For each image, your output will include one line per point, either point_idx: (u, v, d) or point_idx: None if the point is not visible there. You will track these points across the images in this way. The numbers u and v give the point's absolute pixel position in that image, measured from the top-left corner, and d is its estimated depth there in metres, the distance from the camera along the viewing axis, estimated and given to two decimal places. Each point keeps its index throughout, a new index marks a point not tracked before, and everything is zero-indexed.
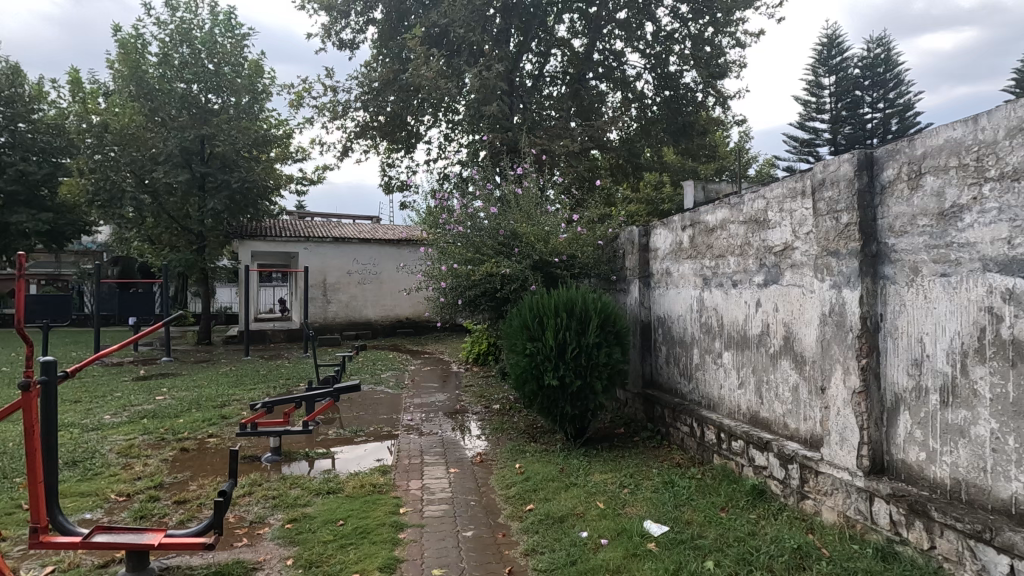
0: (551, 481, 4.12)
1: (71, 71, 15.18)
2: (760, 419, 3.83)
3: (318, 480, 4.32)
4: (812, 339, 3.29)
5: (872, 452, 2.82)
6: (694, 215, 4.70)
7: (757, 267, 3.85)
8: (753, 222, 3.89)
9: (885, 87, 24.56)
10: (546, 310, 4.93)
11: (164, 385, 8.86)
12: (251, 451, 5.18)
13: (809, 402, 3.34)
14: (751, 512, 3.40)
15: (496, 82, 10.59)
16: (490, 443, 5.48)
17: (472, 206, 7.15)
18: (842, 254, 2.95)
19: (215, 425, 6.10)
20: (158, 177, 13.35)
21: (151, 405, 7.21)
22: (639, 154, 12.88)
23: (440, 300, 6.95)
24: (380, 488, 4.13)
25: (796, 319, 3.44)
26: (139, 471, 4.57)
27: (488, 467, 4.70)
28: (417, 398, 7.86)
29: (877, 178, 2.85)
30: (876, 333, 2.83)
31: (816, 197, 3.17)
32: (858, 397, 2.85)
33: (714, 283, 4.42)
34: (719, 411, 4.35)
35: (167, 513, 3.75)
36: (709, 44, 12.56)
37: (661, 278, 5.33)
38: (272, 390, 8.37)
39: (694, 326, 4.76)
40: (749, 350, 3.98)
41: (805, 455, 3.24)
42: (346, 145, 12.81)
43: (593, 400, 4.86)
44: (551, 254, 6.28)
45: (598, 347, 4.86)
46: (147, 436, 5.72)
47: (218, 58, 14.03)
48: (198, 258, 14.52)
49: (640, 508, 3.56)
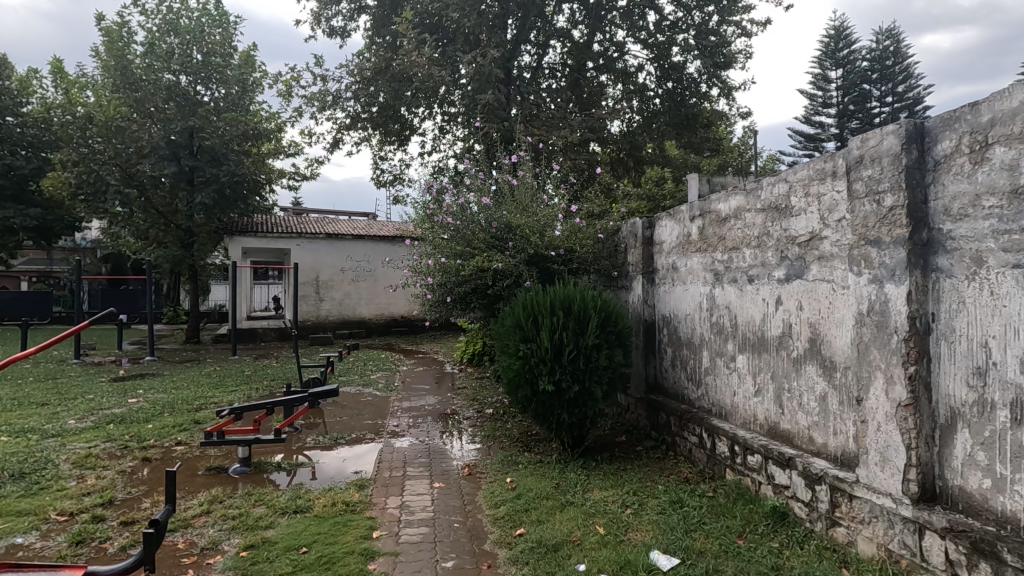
0: (546, 499, 3.70)
1: (55, 61, 14.73)
2: (781, 431, 3.40)
3: (286, 496, 3.89)
4: (845, 342, 2.87)
5: (922, 476, 2.39)
6: (704, 204, 4.26)
7: (778, 260, 3.42)
8: (773, 209, 3.45)
9: (893, 81, 24.29)
10: (541, 308, 4.50)
11: (141, 387, 8.40)
12: (217, 462, 4.72)
13: (841, 415, 2.91)
14: (774, 539, 2.98)
15: (492, 70, 10.13)
16: (481, 452, 5.05)
17: (465, 197, 6.73)
18: (885, 243, 2.51)
19: (185, 431, 5.66)
20: (144, 170, 12.93)
21: (121, 409, 6.76)
22: (641, 147, 12.44)
23: (428, 297, 6.53)
24: (354, 506, 3.69)
25: (824, 318, 3.02)
26: (91, 484, 4.14)
27: (476, 480, 4.27)
28: (407, 401, 7.42)
29: (929, 153, 2.42)
30: (927, 336, 2.41)
31: (850, 178, 2.74)
32: (905, 411, 2.42)
33: (727, 279, 3.99)
34: (732, 422, 3.92)
35: (109, 536, 3.32)
36: (715, 33, 12.11)
37: (667, 274, 4.89)
38: (255, 392, 7.92)
39: (703, 326, 4.33)
40: (768, 354, 3.55)
41: (837, 476, 2.81)
42: (337, 137, 12.39)
43: (591, 407, 4.44)
44: (546, 248, 5.85)
45: (598, 349, 4.43)
46: (108, 444, 5.27)
47: (206, 48, 13.62)
48: (186, 254, 14.08)
49: (644, 534, 3.14)
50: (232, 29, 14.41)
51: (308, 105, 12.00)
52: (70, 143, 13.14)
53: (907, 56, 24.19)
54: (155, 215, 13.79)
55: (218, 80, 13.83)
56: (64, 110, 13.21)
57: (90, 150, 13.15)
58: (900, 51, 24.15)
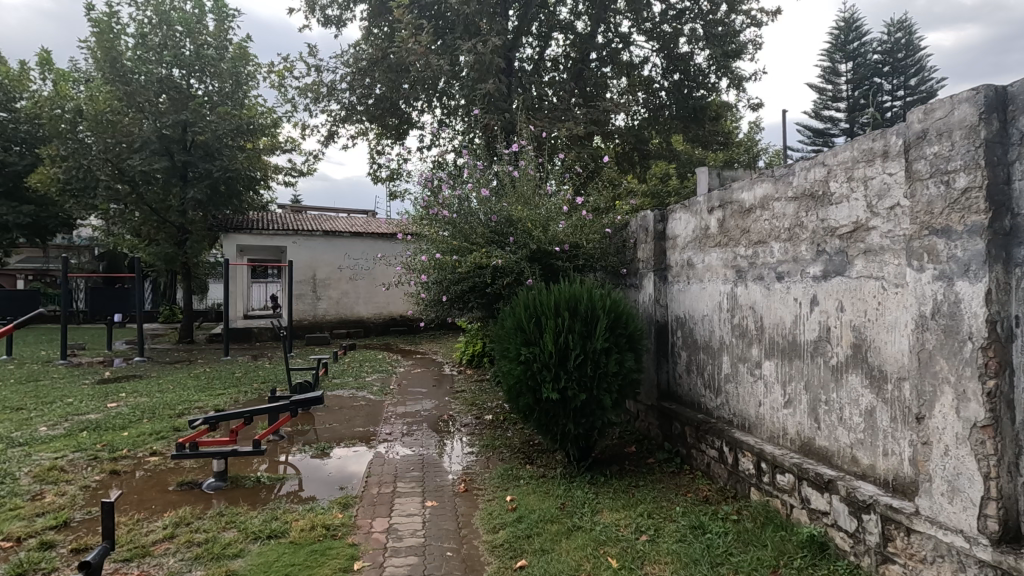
0: (551, 523, 3.30)
1: (44, 52, 14.32)
2: (816, 449, 3.01)
3: (261, 517, 3.49)
4: (900, 349, 2.47)
5: (1004, 512, 2.00)
6: (725, 193, 3.86)
7: (813, 256, 3.01)
8: (807, 197, 3.05)
9: (905, 74, 23.90)
10: (544, 308, 4.09)
11: (124, 389, 8.03)
12: (190, 476, 4.32)
13: (893, 433, 2.51)
14: (815, 575, 2.59)
15: (493, 59, 9.72)
16: (480, 464, 4.66)
17: (463, 190, 6.32)
18: (956, 233, 2.12)
19: (161, 440, 5.26)
20: (134, 164, 12.55)
21: (98, 414, 6.38)
22: (647, 141, 12.02)
23: (424, 296, 6.13)
24: (334, 531, 3.29)
25: (872, 322, 2.62)
26: (46, 503, 3.75)
27: (473, 497, 3.88)
28: (402, 406, 7.03)
29: (1014, 124, 2.03)
30: (1009, 344, 2.01)
31: (908, 156, 2.35)
32: (983, 433, 2.03)
33: (751, 277, 3.59)
34: (758, 435, 3.52)
35: (54, 568, 2.92)
36: (722, 24, 11.70)
37: (681, 271, 4.48)
38: (243, 396, 7.52)
39: (722, 328, 3.93)
40: (801, 361, 3.14)
41: (890, 506, 2.42)
42: (332, 130, 11.98)
43: (600, 417, 4.04)
44: (550, 244, 5.45)
45: (607, 353, 4.02)
46: (77, 454, 4.88)
47: (198, 40, 13.23)
48: (179, 252, 13.70)
49: (663, 570, 2.75)
50: (226, 21, 13.98)
51: (301, 97, 11.59)
52: (60, 137, 12.76)
53: (918, 49, 23.79)
54: (147, 211, 13.43)
55: (212, 73, 13.40)
56: (53, 103, 12.82)
57: (80, 145, 12.78)
58: (911, 43, 23.78)
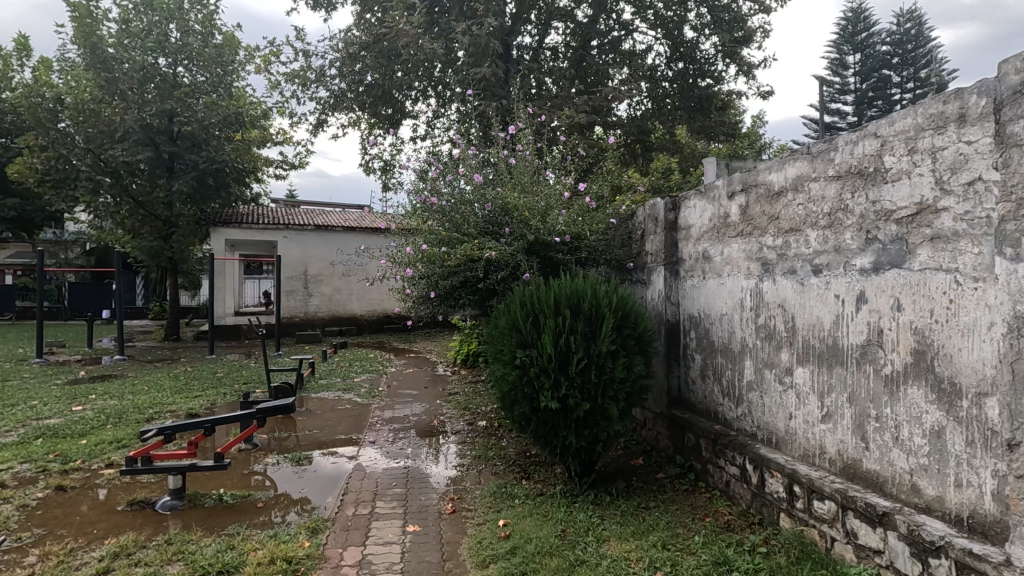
0: (549, 556, 2.83)
1: (23, 39, 13.72)
2: (864, 473, 2.54)
3: (214, 547, 3.02)
4: (980, 357, 2.02)
5: None
6: (748, 175, 3.39)
7: (861, 245, 2.54)
8: (853, 175, 2.59)
9: (915, 65, 23.45)
10: (541, 306, 3.63)
11: (95, 391, 7.54)
12: (143, 494, 3.84)
13: (971, 460, 2.06)
14: None
15: (489, 42, 9.25)
16: (471, 478, 4.19)
17: (455, 177, 5.83)
18: None
19: (121, 450, 4.78)
20: (116, 155, 12.03)
21: (59, 419, 5.90)
22: (649, 133, 11.59)
23: (411, 292, 5.67)
24: (297, 565, 2.82)
25: (941, 325, 2.16)
26: None
27: (461, 521, 3.41)
28: (389, 409, 6.58)
29: None
30: None
31: (998, 118, 1.92)
32: None
33: (780, 271, 3.13)
34: (788, 453, 3.06)
35: None
36: (729, 9, 11.17)
37: (696, 265, 4.02)
38: (222, 398, 7.08)
39: (745, 329, 3.45)
40: (843, 369, 2.67)
41: (972, 552, 1.95)
42: (321, 118, 11.47)
43: (605, 429, 3.56)
44: (549, 234, 5.01)
45: (613, 357, 3.56)
46: (25, 466, 4.40)
47: (182, 26, 12.58)
48: (164, 245, 13.21)
49: None
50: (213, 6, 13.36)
51: (289, 84, 11.10)
52: (39, 127, 12.22)
53: (928, 39, 23.34)
54: (131, 204, 12.91)
55: (198, 62, 12.82)
56: (32, 91, 12.27)
57: (61, 135, 12.24)
58: (921, 34, 23.32)
